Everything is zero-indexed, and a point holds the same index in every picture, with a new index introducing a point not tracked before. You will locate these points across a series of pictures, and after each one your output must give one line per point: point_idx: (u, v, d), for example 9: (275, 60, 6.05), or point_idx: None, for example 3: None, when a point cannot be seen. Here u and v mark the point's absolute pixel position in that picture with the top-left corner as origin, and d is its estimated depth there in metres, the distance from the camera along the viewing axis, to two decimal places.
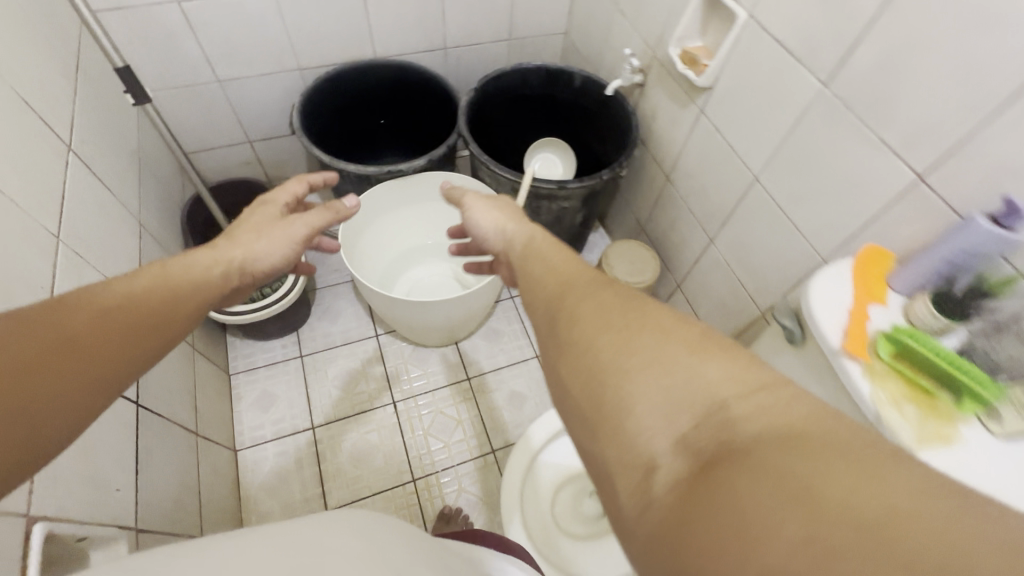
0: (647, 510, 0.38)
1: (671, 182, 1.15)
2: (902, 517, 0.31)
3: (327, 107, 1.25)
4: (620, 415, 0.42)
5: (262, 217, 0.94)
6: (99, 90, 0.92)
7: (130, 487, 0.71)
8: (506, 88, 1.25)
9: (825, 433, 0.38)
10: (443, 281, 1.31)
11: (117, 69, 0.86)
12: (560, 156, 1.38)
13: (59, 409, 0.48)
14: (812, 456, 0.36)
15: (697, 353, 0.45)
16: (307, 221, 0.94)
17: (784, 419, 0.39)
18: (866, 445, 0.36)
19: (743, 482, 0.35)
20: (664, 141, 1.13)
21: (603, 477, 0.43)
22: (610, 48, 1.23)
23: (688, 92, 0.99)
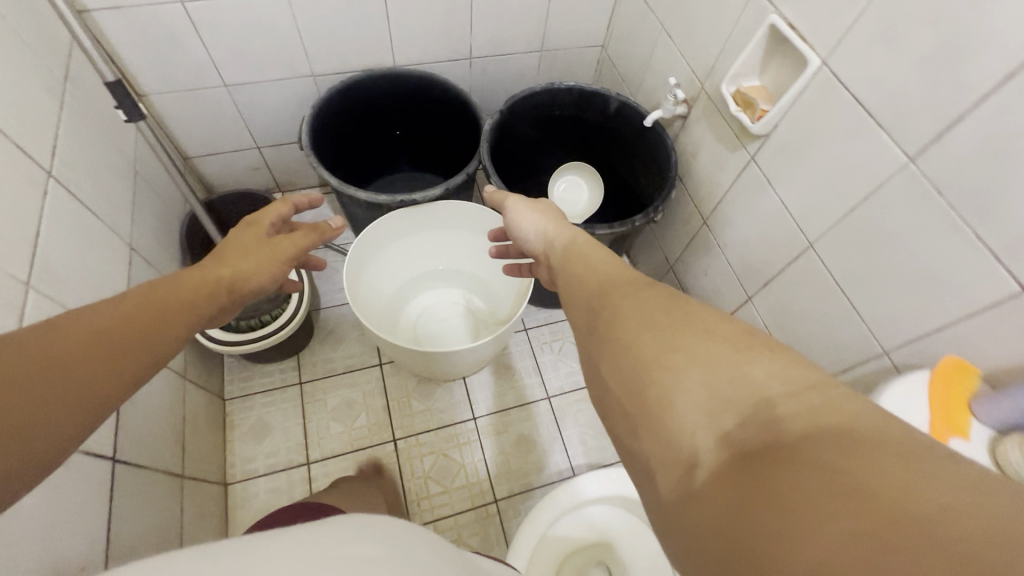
0: (684, 502, 0.36)
1: (708, 227, 1.04)
2: (952, 515, 0.27)
3: (339, 119, 1.16)
4: (656, 409, 0.40)
5: (250, 235, 0.91)
6: (91, 102, 0.84)
7: (99, 558, 0.65)
8: (534, 109, 1.15)
9: (873, 428, 0.33)
10: (453, 310, 1.24)
11: (109, 84, 0.78)
12: (587, 181, 1.28)
13: (47, 429, 0.41)
14: (855, 449, 0.32)
15: (737, 345, 0.40)
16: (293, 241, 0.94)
17: (831, 414, 0.35)
18: (915, 440, 0.32)
19: (779, 476, 0.32)
20: (705, 182, 1.02)
21: (643, 471, 0.40)
22: (651, 71, 1.12)
23: (739, 135, 0.88)
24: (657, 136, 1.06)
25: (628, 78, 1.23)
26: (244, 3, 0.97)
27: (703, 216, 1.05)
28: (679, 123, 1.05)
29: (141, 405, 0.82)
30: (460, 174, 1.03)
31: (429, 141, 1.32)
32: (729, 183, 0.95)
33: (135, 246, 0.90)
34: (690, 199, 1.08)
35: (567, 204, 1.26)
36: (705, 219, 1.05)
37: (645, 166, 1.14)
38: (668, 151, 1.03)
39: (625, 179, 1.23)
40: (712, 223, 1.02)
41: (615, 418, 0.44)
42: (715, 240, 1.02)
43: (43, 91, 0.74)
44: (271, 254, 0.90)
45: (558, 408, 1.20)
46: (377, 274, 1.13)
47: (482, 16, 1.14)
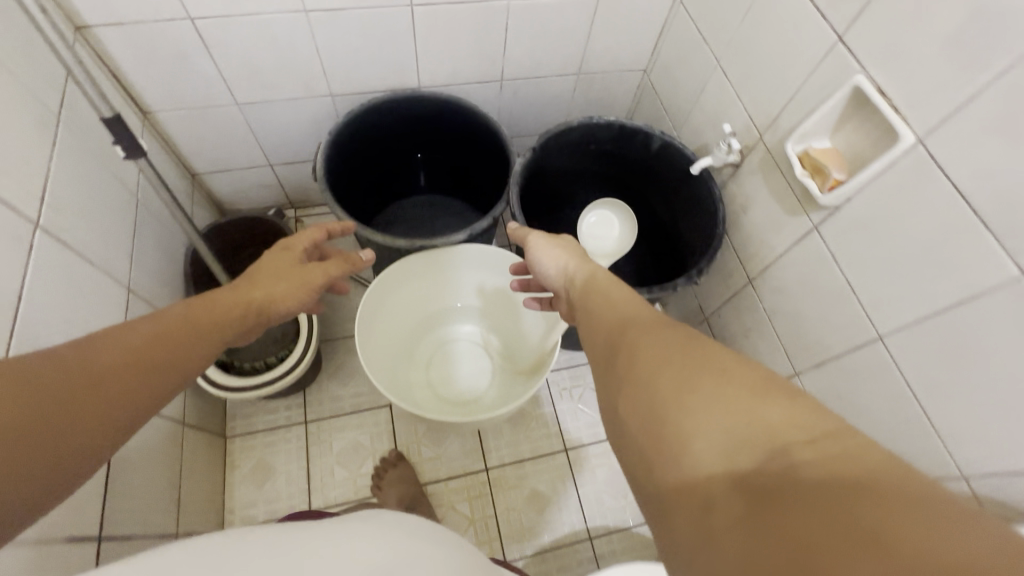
0: (696, 540, 0.36)
1: (753, 287, 0.95)
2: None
3: (359, 144, 1.07)
4: (674, 448, 0.40)
5: (281, 260, 0.82)
6: (86, 134, 0.77)
7: None
8: (568, 142, 1.05)
9: (892, 481, 0.33)
10: (469, 350, 1.16)
11: (104, 120, 0.70)
12: (621, 218, 1.19)
13: (74, 444, 0.47)
14: (876, 502, 0.32)
15: (759, 394, 0.41)
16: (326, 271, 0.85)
17: (852, 466, 0.35)
18: (936, 497, 0.32)
19: (796, 522, 0.32)
20: (754, 239, 0.93)
21: (655, 508, 0.40)
22: (701, 108, 1.01)
23: (802, 200, 0.79)
24: (704, 185, 0.96)
25: (673, 109, 1.12)
26: (258, 21, 0.88)
27: (749, 275, 0.96)
28: (729, 171, 0.95)
29: (130, 465, 0.77)
30: (486, 217, 0.94)
31: (453, 166, 1.23)
32: (783, 248, 0.85)
33: (134, 289, 0.84)
34: (735, 254, 0.98)
35: (597, 242, 1.18)
36: (751, 278, 0.95)
37: (688, 212, 1.05)
38: (716, 203, 0.94)
39: (664, 220, 1.13)
40: (759, 284, 0.93)
41: (632, 457, 0.44)
42: (762, 303, 0.93)
43: (29, 128, 0.66)
44: (303, 281, 0.81)
45: (575, 462, 1.13)
46: (391, 317, 1.05)
47: (517, 38, 1.04)
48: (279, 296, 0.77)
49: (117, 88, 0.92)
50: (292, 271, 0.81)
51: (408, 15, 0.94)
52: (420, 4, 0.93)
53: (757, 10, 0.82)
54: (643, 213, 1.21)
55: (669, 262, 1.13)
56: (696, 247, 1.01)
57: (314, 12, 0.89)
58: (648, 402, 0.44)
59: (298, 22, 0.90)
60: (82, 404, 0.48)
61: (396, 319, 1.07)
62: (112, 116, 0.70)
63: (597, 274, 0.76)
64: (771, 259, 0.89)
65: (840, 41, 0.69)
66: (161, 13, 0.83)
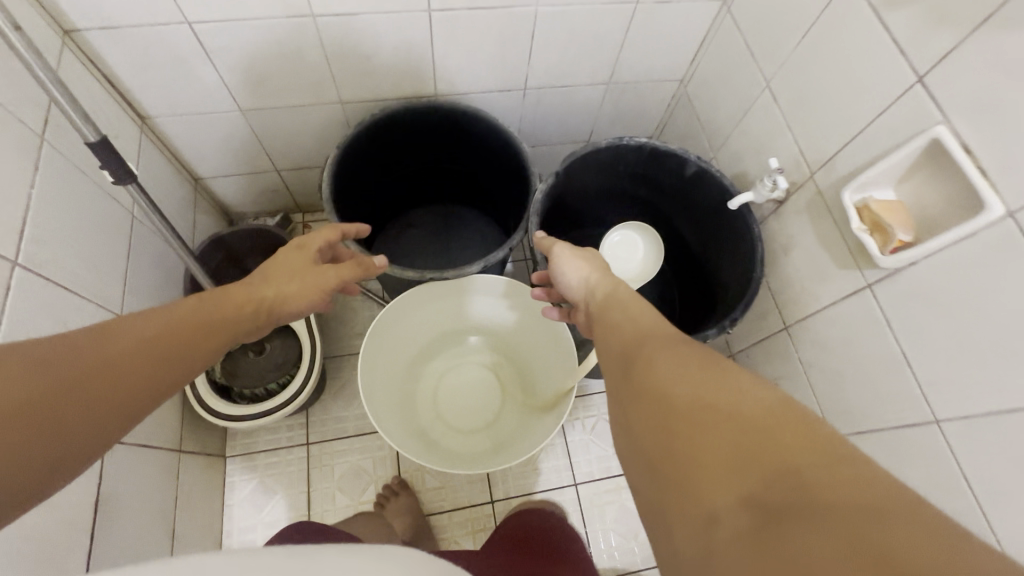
0: (699, 552, 0.34)
1: (788, 335, 0.88)
2: None
3: (371, 156, 1.00)
4: (682, 459, 0.38)
5: (294, 259, 0.74)
6: (74, 153, 0.71)
7: None
8: (595, 164, 0.97)
9: (899, 502, 0.31)
10: (478, 376, 1.12)
11: (89, 145, 0.64)
12: (647, 242, 1.11)
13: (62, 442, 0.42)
14: (886, 523, 0.30)
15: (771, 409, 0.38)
16: (341, 273, 0.77)
17: (864, 488, 0.32)
18: (941, 524, 0.30)
19: (806, 538, 0.30)
20: (793, 284, 0.85)
21: (658, 523, 0.38)
22: (744, 132, 0.92)
23: (855, 254, 0.71)
24: (742, 220, 0.88)
25: (711, 127, 1.03)
26: (262, 26, 0.81)
27: (784, 321, 0.88)
28: (771, 206, 0.87)
29: (120, 504, 0.74)
30: (502, 248, 0.88)
31: (470, 178, 1.15)
32: (828, 300, 0.77)
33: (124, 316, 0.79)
34: (771, 295, 0.91)
35: (622, 264, 1.09)
36: (787, 325, 0.88)
37: (723, 245, 0.96)
38: (755, 243, 0.85)
39: (695, 248, 1.05)
40: (796, 333, 0.85)
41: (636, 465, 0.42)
42: (797, 354, 0.86)
43: (7, 153, 0.61)
44: (319, 276, 0.74)
45: (585, 498, 1.08)
46: (396, 347, 1.01)
47: (544, 46, 0.95)
48: (289, 296, 0.69)
49: (112, 93, 0.86)
50: (308, 270, 0.74)
51: (426, 21, 0.86)
52: (439, 10, 0.84)
53: (819, 33, 0.72)
54: (671, 238, 1.13)
55: (698, 293, 1.06)
56: (730, 285, 0.94)
57: (324, 18, 0.81)
58: (654, 407, 0.42)
59: (306, 27, 0.82)
60: (85, 385, 0.44)
61: (401, 349, 1.03)
62: (98, 140, 0.64)
63: (619, 322, 0.68)
64: (811, 309, 0.81)
65: (919, 81, 0.60)
66: (157, 17, 0.76)
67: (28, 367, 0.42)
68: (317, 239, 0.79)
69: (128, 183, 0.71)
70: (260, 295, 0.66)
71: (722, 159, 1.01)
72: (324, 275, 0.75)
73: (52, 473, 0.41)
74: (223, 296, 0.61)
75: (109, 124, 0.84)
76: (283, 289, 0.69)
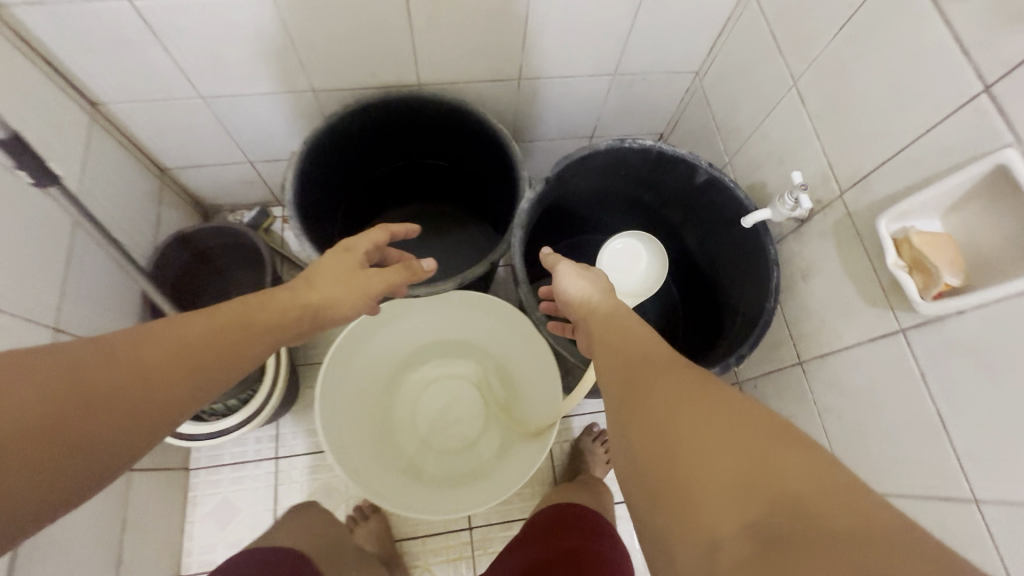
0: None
1: (803, 371, 0.78)
2: None
3: (344, 152, 0.90)
4: (689, 488, 0.40)
5: (338, 262, 0.67)
6: None
7: None
8: (594, 168, 0.86)
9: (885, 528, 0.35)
10: (461, 390, 1.05)
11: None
12: (652, 253, 1.00)
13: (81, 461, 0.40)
14: (876, 553, 0.33)
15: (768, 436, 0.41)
16: (385, 276, 0.69)
17: (859, 515, 0.35)
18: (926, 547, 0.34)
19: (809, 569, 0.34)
20: (811, 316, 0.74)
21: (660, 543, 0.41)
22: (765, 136, 0.80)
23: (888, 291, 0.60)
24: (758, 240, 0.77)
25: (728, 127, 0.91)
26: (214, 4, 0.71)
27: (800, 355, 0.78)
28: (792, 224, 0.76)
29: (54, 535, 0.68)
30: (483, 263, 0.78)
31: (458, 176, 1.05)
32: (854, 340, 0.67)
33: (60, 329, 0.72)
34: (786, 324, 0.80)
35: (622, 271, 0.99)
36: (803, 359, 0.77)
37: (735, 265, 0.86)
38: (772, 268, 0.75)
39: (704, 263, 0.95)
40: (813, 371, 0.75)
41: (640, 487, 0.44)
42: (813, 394, 0.76)
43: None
44: (367, 279, 0.67)
45: None
46: (362, 373, 0.94)
47: (539, 31, 0.84)
48: (335, 300, 0.63)
49: (52, 77, 0.77)
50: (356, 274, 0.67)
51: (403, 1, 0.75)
52: None
53: (862, 25, 0.60)
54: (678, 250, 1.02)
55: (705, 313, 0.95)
56: (741, 310, 0.83)
57: None
58: (663, 435, 0.44)
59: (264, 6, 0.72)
60: (105, 409, 0.42)
61: (370, 373, 0.95)
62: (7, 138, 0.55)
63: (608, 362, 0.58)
64: (831, 346, 0.71)
65: (986, 90, 0.49)
66: None
67: (56, 383, 0.40)
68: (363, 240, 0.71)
69: (53, 185, 0.62)
70: (305, 298, 0.60)
71: (739, 164, 0.89)
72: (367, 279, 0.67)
73: (80, 487, 0.41)
74: (271, 301, 0.57)
75: (47, 113, 0.75)
76: (329, 294, 0.62)
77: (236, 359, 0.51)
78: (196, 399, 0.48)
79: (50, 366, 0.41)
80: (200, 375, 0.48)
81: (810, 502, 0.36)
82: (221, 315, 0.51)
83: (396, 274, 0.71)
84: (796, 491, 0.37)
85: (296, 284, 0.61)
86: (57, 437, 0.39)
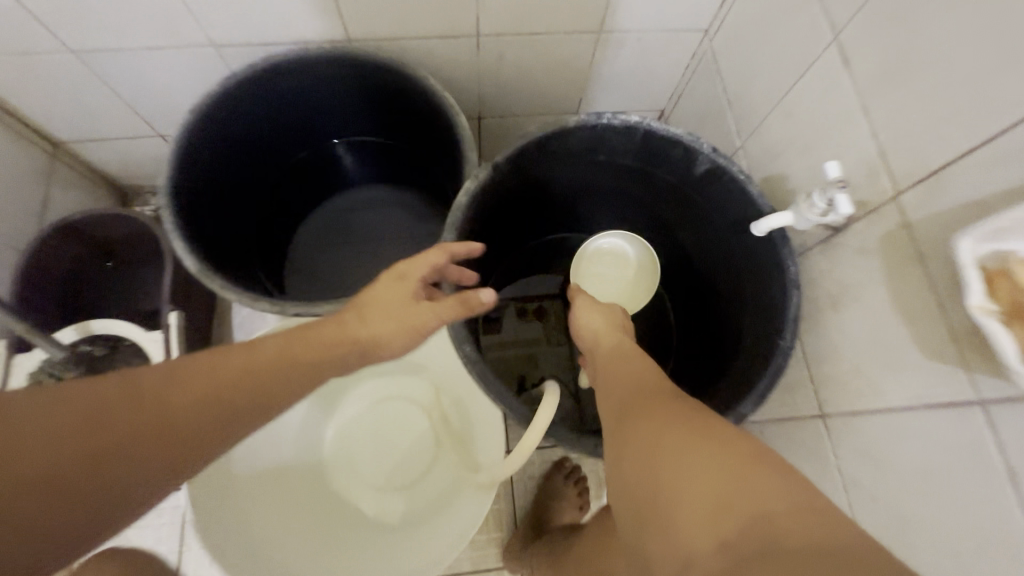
0: None
1: (823, 426, 0.59)
2: None
3: (252, 126, 0.72)
4: (662, 516, 0.35)
5: (391, 298, 0.52)
6: None
7: None
8: (564, 154, 0.67)
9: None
10: (409, 412, 0.88)
11: None
12: (638, 257, 0.81)
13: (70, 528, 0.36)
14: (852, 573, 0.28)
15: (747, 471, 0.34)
16: (437, 311, 0.52)
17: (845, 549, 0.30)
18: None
19: None
20: (840, 359, 0.55)
21: None
22: (788, 114, 0.60)
23: (962, 345, 0.41)
24: (774, 253, 0.57)
25: (741, 103, 0.71)
26: None
27: (821, 405, 0.59)
28: (820, 233, 0.56)
29: None
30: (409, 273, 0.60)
31: (407, 159, 0.86)
32: (901, 403, 0.48)
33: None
34: (805, 364, 0.61)
35: (599, 281, 0.80)
36: (825, 413, 0.59)
37: (742, 279, 0.66)
38: (790, 292, 0.55)
39: (704, 274, 0.75)
40: (839, 431, 0.57)
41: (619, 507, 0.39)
42: (836, 461, 0.57)
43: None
44: (425, 313, 0.52)
45: None
46: (261, 428, 0.79)
47: None
48: (387, 340, 0.50)
49: None
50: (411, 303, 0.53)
51: None
52: None
53: None
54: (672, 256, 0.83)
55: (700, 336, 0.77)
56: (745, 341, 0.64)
57: None
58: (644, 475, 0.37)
59: None
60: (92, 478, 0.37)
61: (275, 420, 0.80)
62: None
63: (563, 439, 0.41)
64: (865, 403, 0.53)
65: None
66: None
67: (70, 424, 0.37)
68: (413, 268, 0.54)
69: None
70: (351, 334, 0.48)
71: (752, 151, 0.69)
72: (417, 317, 0.52)
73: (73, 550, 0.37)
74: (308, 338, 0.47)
75: None
76: (380, 330, 0.50)
77: (267, 405, 0.43)
78: (224, 445, 0.42)
79: (63, 415, 0.37)
80: (224, 424, 0.41)
81: (775, 498, 0.32)
82: (255, 353, 0.44)
83: (449, 308, 0.53)
84: (779, 525, 0.31)
85: (346, 314, 0.50)
86: (65, 486, 0.36)
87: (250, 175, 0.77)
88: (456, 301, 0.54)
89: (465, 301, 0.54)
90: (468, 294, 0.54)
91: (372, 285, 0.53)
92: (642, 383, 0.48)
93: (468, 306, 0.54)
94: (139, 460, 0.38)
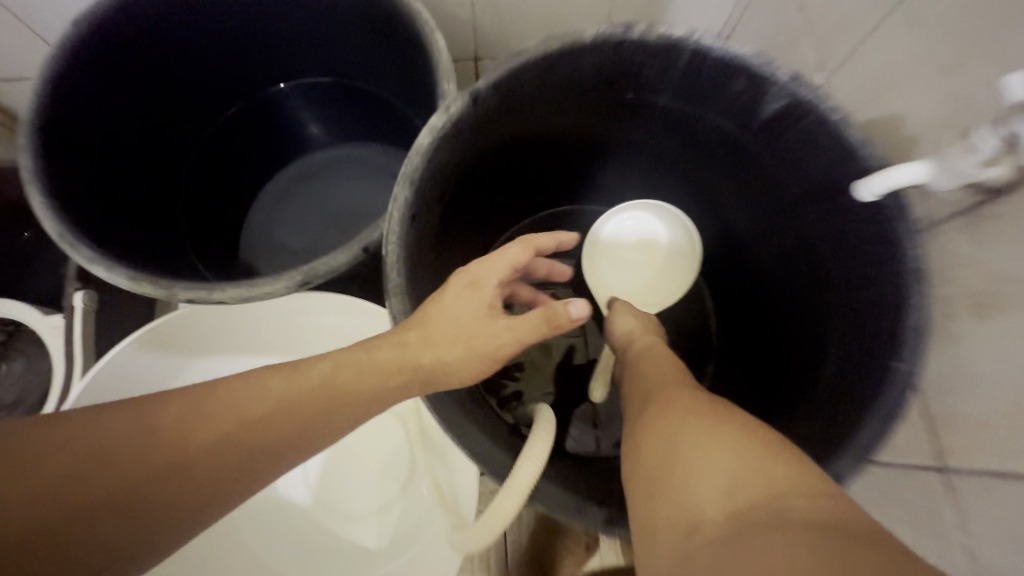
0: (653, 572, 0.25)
1: (940, 486, 0.41)
2: None
3: (165, 52, 0.56)
4: (671, 476, 0.28)
5: (462, 313, 0.40)
6: None
7: None
8: (576, 85, 0.48)
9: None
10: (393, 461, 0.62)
11: None
12: (674, 238, 0.62)
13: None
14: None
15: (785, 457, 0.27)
16: (515, 329, 0.41)
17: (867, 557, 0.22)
18: None
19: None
20: (982, 392, 0.37)
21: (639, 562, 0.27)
22: (907, 23, 0.41)
23: None
24: (884, 231, 0.38)
25: (825, 23, 0.51)
26: None
27: (939, 454, 0.41)
28: (960, 196, 0.37)
29: None
30: (350, 248, 0.42)
31: (373, 105, 0.70)
32: None
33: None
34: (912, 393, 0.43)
35: (617, 265, 0.63)
36: (943, 467, 0.40)
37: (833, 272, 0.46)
38: (919, 286, 0.36)
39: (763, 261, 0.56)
40: (966, 496, 0.38)
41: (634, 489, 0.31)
42: (960, 539, 0.39)
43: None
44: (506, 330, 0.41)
45: None
46: None
47: None
48: (453, 366, 0.39)
49: None
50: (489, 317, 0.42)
51: None
52: None
53: None
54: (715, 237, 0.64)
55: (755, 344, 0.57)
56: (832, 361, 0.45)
57: None
58: (661, 439, 0.31)
59: None
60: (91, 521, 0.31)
61: None
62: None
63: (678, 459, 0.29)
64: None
65: None
66: None
67: (81, 461, 0.32)
68: (485, 270, 0.42)
69: None
70: (412, 359, 0.38)
71: (839, 90, 0.50)
72: (489, 338, 0.40)
73: None
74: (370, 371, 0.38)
75: None
76: (447, 354, 0.39)
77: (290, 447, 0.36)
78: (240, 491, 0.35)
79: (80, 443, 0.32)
80: (257, 462, 0.35)
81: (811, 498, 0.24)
82: (294, 384, 0.37)
83: (530, 324, 0.41)
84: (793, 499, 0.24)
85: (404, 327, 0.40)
86: (70, 539, 0.31)
87: (170, 116, 0.62)
88: (541, 316, 0.42)
89: (550, 317, 0.42)
90: (554, 307, 0.42)
91: (440, 294, 0.40)
92: (662, 382, 0.38)
93: (552, 323, 0.42)
94: (175, 495, 0.33)
